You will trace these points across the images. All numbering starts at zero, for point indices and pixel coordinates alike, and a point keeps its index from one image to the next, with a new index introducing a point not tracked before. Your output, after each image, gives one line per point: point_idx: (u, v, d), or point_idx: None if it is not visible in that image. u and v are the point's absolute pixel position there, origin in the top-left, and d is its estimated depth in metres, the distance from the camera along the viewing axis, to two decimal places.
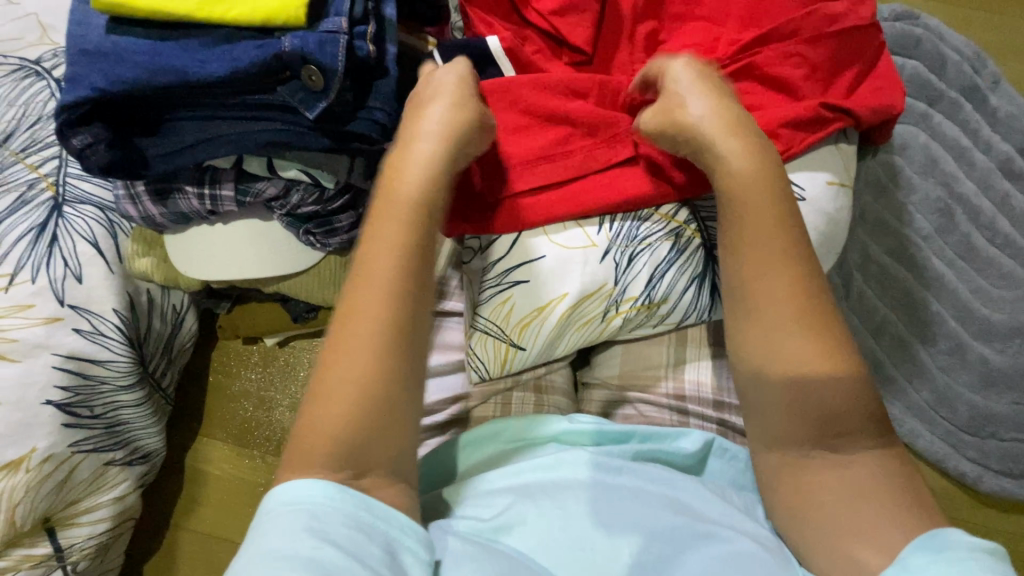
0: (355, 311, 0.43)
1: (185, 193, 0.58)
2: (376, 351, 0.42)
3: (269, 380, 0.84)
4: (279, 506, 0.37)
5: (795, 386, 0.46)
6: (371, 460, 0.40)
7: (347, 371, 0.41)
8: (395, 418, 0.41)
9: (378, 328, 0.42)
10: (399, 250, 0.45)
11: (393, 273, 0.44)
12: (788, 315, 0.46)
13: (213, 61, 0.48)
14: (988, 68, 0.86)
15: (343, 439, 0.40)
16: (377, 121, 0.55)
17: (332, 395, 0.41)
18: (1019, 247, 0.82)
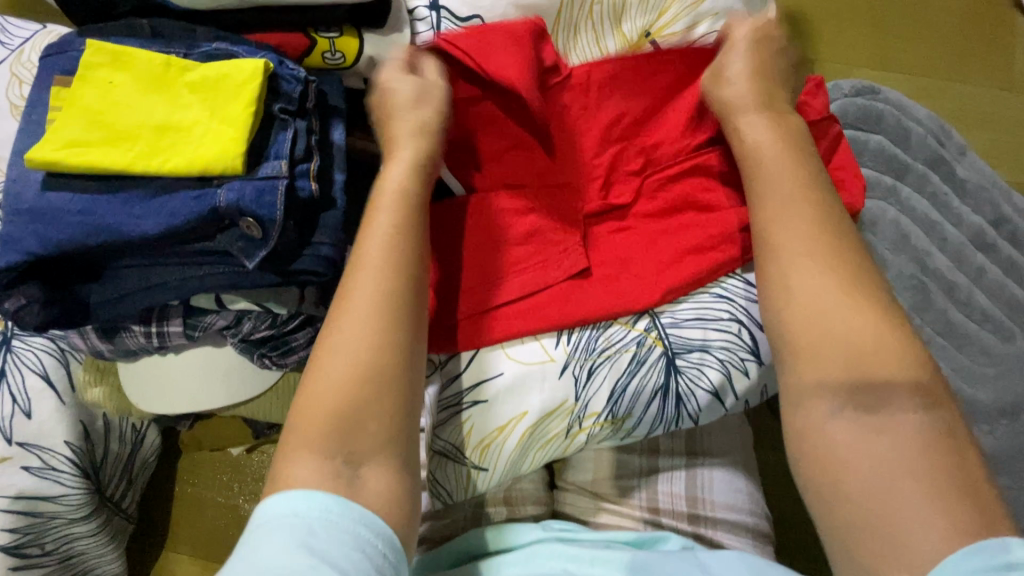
0: (349, 300, 0.48)
1: (131, 330, 0.57)
2: (372, 331, 0.47)
3: (235, 488, 0.81)
4: (277, 519, 0.39)
5: (826, 319, 0.45)
6: (364, 439, 0.44)
7: (342, 349, 0.46)
8: (387, 390, 0.45)
9: (372, 305, 0.48)
10: (388, 241, 0.51)
11: (384, 259, 0.50)
12: (824, 281, 0.46)
13: (149, 216, 0.48)
14: (953, 139, 0.86)
15: (339, 411, 0.44)
16: (324, 256, 0.54)
17: (326, 372, 0.45)
18: (998, 322, 0.81)
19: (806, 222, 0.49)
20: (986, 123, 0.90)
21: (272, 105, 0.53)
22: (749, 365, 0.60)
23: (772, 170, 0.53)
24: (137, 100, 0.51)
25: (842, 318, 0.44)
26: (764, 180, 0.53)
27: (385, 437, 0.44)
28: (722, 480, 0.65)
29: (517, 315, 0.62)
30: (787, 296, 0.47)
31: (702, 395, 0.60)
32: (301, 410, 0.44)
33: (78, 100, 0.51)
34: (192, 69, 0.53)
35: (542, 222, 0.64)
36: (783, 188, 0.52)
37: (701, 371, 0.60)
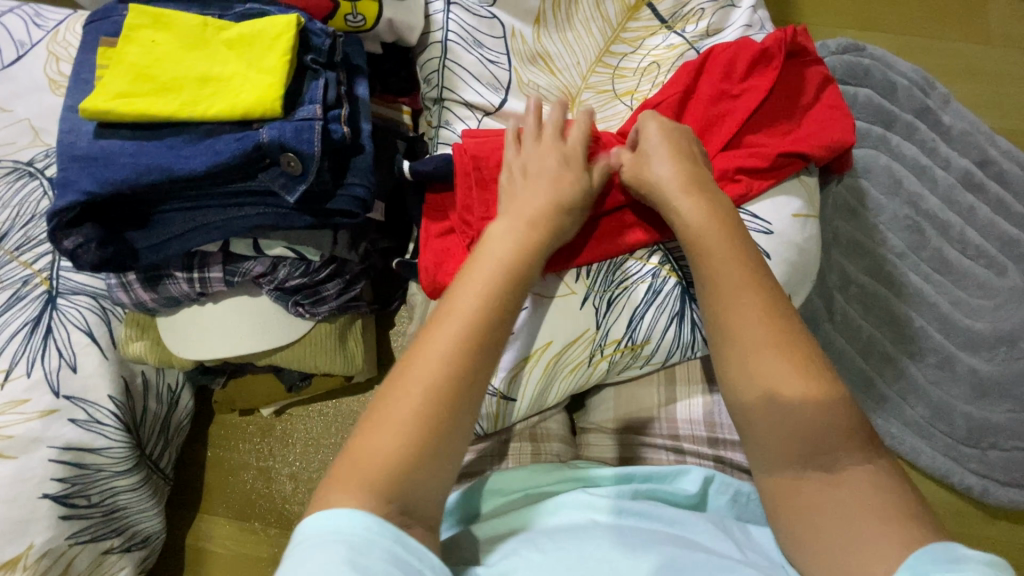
0: (422, 354, 0.45)
1: (175, 278, 0.60)
2: (452, 397, 0.44)
3: (267, 450, 0.84)
4: (320, 537, 0.37)
5: (769, 399, 0.47)
6: (420, 506, 0.42)
7: (409, 402, 0.43)
8: (449, 459, 0.43)
9: (460, 361, 0.45)
10: (490, 300, 0.48)
11: (483, 315, 0.47)
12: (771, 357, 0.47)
13: (196, 157, 0.51)
14: (937, 90, 0.91)
15: (396, 470, 0.41)
16: (357, 196, 0.58)
17: (385, 423, 0.42)
18: (991, 257, 0.84)
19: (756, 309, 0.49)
20: (968, 73, 0.94)
21: (304, 57, 0.57)
22: None
23: (714, 260, 0.52)
24: (180, 55, 0.55)
25: (787, 402, 0.47)
26: (709, 270, 0.52)
27: (437, 499, 0.43)
28: None
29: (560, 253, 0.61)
30: (746, 380, 0.48)
31: None
32: (357, 452, 0.41)
33: (124, 56, 0.54)
34: (229, 28, 0.57)
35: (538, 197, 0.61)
36: (726, 262, 0.52)
37: None
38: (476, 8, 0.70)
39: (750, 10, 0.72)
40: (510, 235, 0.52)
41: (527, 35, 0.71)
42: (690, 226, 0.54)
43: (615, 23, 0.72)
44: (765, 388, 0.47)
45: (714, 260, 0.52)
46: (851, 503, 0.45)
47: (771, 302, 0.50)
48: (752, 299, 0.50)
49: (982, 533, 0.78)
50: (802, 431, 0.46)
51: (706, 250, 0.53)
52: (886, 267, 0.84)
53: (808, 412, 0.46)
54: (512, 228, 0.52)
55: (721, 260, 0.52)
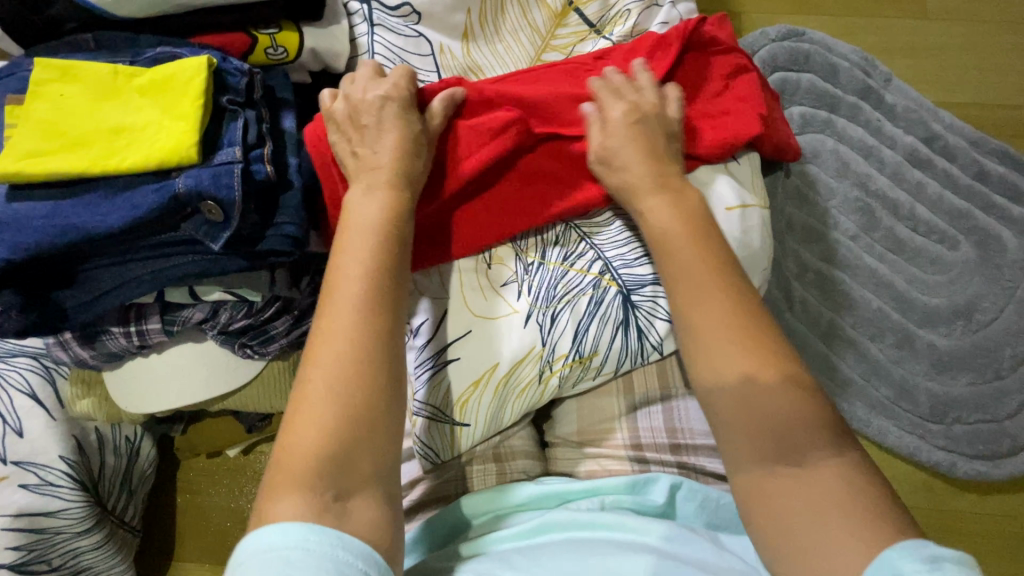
0: (318, 346, 0.45)
1: (112, 333, 0.59)
2: (352, 369, 0.44)
3: (238, 491, 0.82)
4: (255, 556, 0.36)
5: (739, 393, 0.46)
6: (356, 478, 0.42)
7: (321, 394, 0.43)
8: (370, 425, 0.43)
9: (348, 337, 0.45)
10: (362, 269, 0.48)
11: (359, 285, 0.47)
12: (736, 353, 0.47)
13: (113, 212, 0.50)
14: (878, 69, 0.91)
15: (322, 459, 0.41)
16: (288, 234, 0.56)
17: (304, 419, 0.42)
18: (943, 231, 0.85)
19: (722, 307, 0.49)
20: (907, 49, 0.95)
21: (221, 98, 0.55)
22: None
23: (679, 263, 0.52)
24: (90, 107, 0.54)
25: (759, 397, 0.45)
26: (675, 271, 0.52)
27: (372, 468, 0.43)
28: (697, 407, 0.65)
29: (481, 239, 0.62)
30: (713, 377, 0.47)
31: (662, 325, 0.60)
32: (279, 464, 0.41)
33: (31, 114, 0.53)
34: (140, 74, 0.55)
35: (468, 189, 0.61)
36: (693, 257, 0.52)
37: (656, 303, 0.60)
38: (400, 28, 0.68)
39: (670, 7, 0.72)
40: (378, 205, 0.52)
41: (456, 50, 0.70)
42: (658, 228, 0.55)
43: (544, 30, 0.71)
44: (732, 382, 0.46)
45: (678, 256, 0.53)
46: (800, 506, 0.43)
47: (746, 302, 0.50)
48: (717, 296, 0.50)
49: (953, 507, 0.79)
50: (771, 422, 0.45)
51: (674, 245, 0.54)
52: (840, 251, 0.85)
53: (774, 403, 0.45)
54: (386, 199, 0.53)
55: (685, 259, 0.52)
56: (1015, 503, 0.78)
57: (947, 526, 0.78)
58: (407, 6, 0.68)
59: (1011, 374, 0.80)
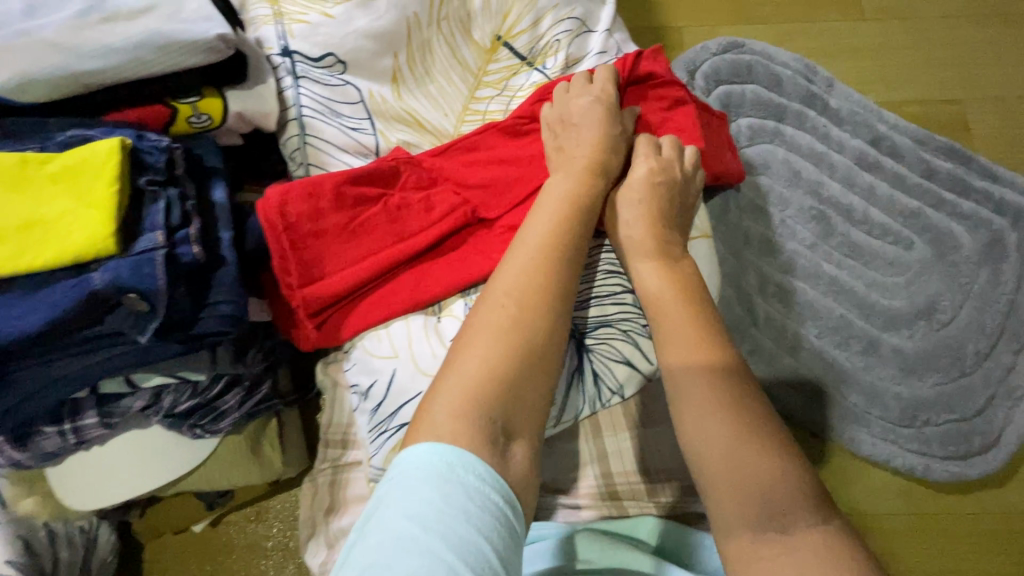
0: (500, 289, 0.49)
1: (45, 432, 0.56)
2: (531, 320, 0.48)
3: (206, 567, 0.79)
4: (420, 476, 0.39)
5: (729, 455, 0.44)
6: (518, 417, 0.44)
7: (489, 331, 0.47)
8: (537, 375, 0.46)
9: (529, 292, 0.49)
10: (555, 241, 0.53)
11: (546, 251, 0.52)
12: (715, 415, 0.46)
13: (29, 315, 0.47)
14: (820, 74, 0.92)
15: (489, 389, 0.44)
16: (224, 313, 0.54)
17: (470, 350, 0.46)
18: (897, 233, 0.85)
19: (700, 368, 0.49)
20: (848, 52, 0.95)
21: (137, 179, 0.53)
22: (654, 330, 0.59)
23: (664, 320, 0.53)
24: None
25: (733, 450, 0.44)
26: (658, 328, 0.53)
27: (533, 415, 0.45)
28: (664, 443, 0.65)
29: (414, 282, 0.60)
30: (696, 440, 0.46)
31: (619, 369, 0.58)
32: (453, 373, 0.45)
33: None
34: (51, 159, 0.53)
35: (393, 234, 0.61)
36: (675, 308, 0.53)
37: (610, 345, 0.58)
38: (326, 78, 0.66)
39: (605, 35, 0.70)
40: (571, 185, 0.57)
41: (386, 96, 0.67)
42: (649, 291, 0.55)
43: (475, 68, 0.69)
44: (721, 446, 0.45)
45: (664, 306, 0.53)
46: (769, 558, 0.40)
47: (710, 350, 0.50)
48: (690, 346, 0.50)
49: (931, 510, 0.79)
50: (753, 477, 0.43)
51: (660, 299, 0.54)
52: (799, 261, 0.85)
53: (754, 463, 0.43)
54: (571, 180, 0.58)
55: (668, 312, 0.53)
56: (990, 500, 0.78)
57: (926, 529, 0.78)
58: (331, 56, 0.66)
59: (975, 371, 0.80)
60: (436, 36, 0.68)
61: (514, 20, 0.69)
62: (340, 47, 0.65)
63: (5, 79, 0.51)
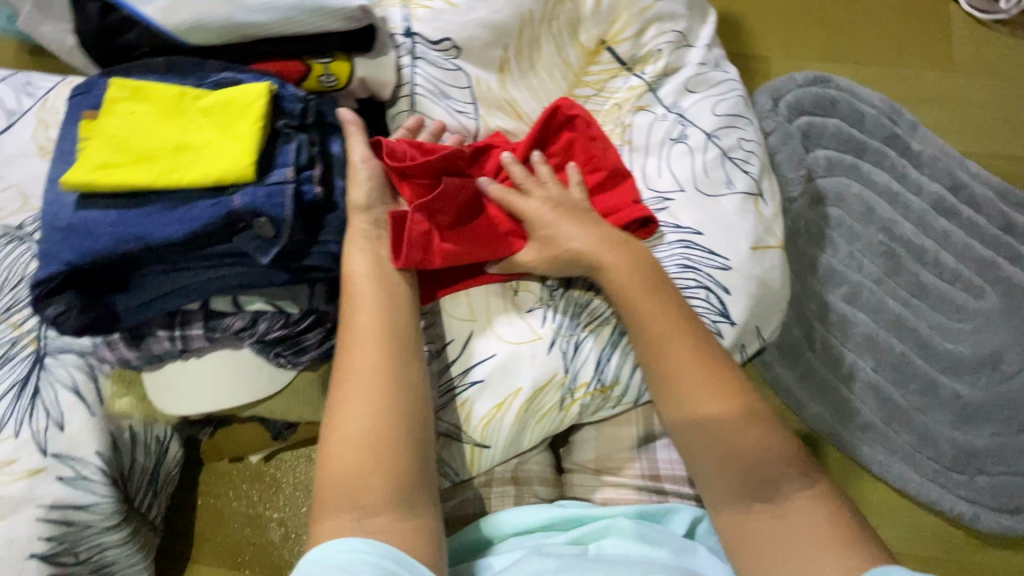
0: (347, 377, 0.51)
1: (157, 336, 0.62)
2: (375, 409, 0.50)
3: (256, 497, 0.84)
4: (319, 563, 0.43)
5: (718, 432, 0.52)
6: (376, 496, 0.47)
7: (348, 441, 0.48)
8: (392, 458, 0.49)
9: (367, 378, 0.51)
10: (361, 326, 0.53)
11: (365, 335, 0.53)
12: (706, 408, 0.52)
13: (173, 224, 0.54)
14: (904, 117, 0.93)
15: (353, 481, 0.47)
16: (331, 252, 0.60)
17: (334, 452, 0.49)
18: (968, 280, 0.85)
19: (686, 354, 0.54)
20: (936, 98, 0.96)
21: (276, 122, 0.59)
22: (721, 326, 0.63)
23: (645, 309, 0.56)
24: (156, 124, 0.57)
25: (730, 430, 0.51)
26: (636, 310, 0.56)
27: (391, 493, 0.47)
28: None
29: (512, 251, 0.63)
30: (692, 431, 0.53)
31: None
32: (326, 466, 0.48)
33: (104, 129, 0.57)
34: (204, 96, 0.59)
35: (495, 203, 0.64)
36: (657, 305, 0.56)
37: None
38: (441, 61, 0.71)
39: (706, 49, 0.75)
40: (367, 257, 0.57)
41: (492, 83, 0.72)
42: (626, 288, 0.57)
43: (577, 67, 0.73)
44: (711, 430, 0.52)
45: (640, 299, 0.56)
46: (769, 523, 0.49)
47: (683, 343, 0.54)
48: (692, 348, 0.54)
49: (976, 562, 0.78)
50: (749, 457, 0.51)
51: (638, 292, 0.56)
52: (864, 294, 0.85)
53: (742, 436, 0.51)
54: (370, 255, 0.57)
55: (653, 311, 0.56)
56: None
57: None
58: (447, 41, 0.70)
59: None
60: (546, 34, 0.72)
61: (621, 27, 0.73)
62: (458, 33, 0.70)
63: (181, 20, 0.60)
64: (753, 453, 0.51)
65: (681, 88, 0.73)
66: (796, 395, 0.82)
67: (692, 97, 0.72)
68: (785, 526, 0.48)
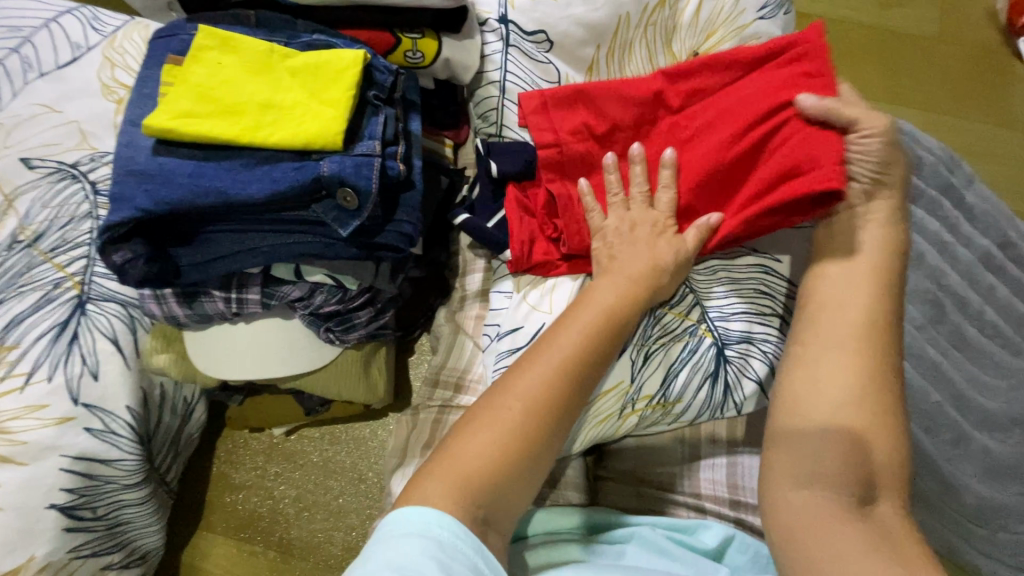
0: (528, 380, 0.48)
1: (212, 296, 0.60)
2: (542, 432, 0.47)
3: (271, 471, 0.82)
4: (410, 528, 0.40)
5: (835, 407, 0.48)
6: (498, 511, 0.45)
7: (502, 424, 0.46)
8: (521, 489, 0.46)
9: (550, 396, 0.48)
10: (582, 345, 0.51)
11: (578, 353, 0.50)
12: (847, 370, 0.49)
13: (252, 183, 0.52)
14: (962, 168, 0.92)
15: (489, 483, 0.44)
16: (405, 233, 0.58)
17: (478, 445, 0.45)
18: (1007, 337, 0.86)
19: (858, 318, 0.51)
20: (989, 154, 0.97)
21: (366, 93, 0.58)
22: None
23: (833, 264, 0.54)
24: (243, 78, 0.55)
25: (842, 416, 0.47)
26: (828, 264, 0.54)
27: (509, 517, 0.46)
28: None
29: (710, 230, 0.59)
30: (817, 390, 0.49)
31: (749, 386, 0.61)
32: (460, 451, 0.45)
33: (188, 76, 0.54)
34: (294, 56, 0.57)
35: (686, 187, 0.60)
36: (844, 302, 0.52)
37: (747, 360, 0.61)
38: (534, 53, 0.70)
39: None
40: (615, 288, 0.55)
41: (579, 83, 0.72)
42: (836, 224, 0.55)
43: None
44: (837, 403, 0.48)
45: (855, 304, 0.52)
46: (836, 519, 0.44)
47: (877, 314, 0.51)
48: (851, 321, 0.51)
49: None
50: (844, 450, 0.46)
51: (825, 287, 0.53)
52: (907, 338, 0.85)
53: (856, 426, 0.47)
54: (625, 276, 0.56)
55: (835, 297, 0.52)
56: None
57: None
58: (542, 34, 0.70)
59: None
60: (640, 39, 0.72)
61: (716, 41, 0.73)
62: (552, 27, 0.70)
63: None
64: (860, 466, 0.46)
65: None
66: None
67: None
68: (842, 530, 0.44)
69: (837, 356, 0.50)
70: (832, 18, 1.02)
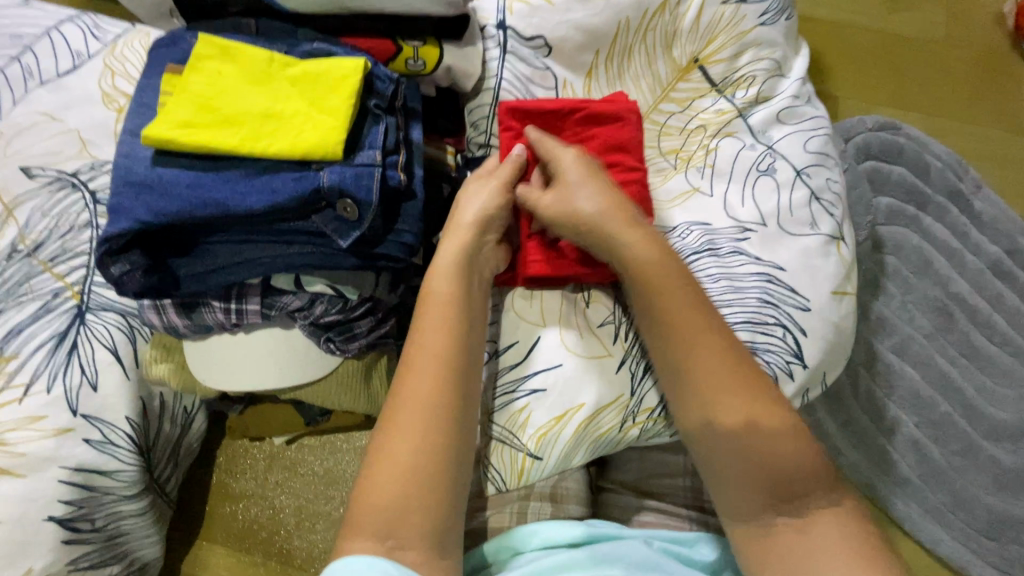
0: (409, 399, 0.48)
1: (211, 307, 0.59)
2: (431, 447, 0.47)
3: (272, 482, 0.82)
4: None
5: (749, 415, 0.48)
6: (419, 532, 0.44)
7: (400, 455, 0.46)
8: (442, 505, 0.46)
9: (426, 407, 0.48)
10: (442, 346, 0.50)
11: (435, 358, 0.50)
12: (739, 370, 0.49)
13: (252, 195, 0.51)
14: (970, 174, 0.90)
15: (397, 515, 0.44)
16: (405, 242, 0.57)
17: (380, 481, 0.45)
18: (1018, 345, 0.84)
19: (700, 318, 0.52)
20: (997, 159, 0.96)
21: (367, 102, 0.57)
22: (794, 368, 0.62)
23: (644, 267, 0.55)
24: (242, 87, 0.55)
25: (756, 424, 0.48)
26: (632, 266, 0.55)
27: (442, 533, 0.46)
28: None
29: None
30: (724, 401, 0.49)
31: None
32: (367, 491, 0.45)
33: (188, 85, 0.54)
34: (293, 64, 0.56)
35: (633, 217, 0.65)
36: (687, 311, 0.52)
37: None
38: (531, 58, 0.70)
39: (799, 82, 0.73)
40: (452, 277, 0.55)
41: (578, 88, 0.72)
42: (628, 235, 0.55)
43: (665, 82, 0.73)
44: (749, 411, 0.48)
45: (670, 302, 0.53)
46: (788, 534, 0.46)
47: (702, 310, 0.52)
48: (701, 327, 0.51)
49: None
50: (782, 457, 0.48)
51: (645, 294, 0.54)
52: (914, 347, 0.84)
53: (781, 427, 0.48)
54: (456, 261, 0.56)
55: (669, 301, 0.53)
56: None
57: None
58: (540, 39, 0.69)
59: None
60: (640, 44, 0.72)
61: (716, 47, 0.72)
62: (553, 33, 0.69)
63: None
64: (788, 458, 0.47)
65: (772, 117, 0.72)
66: (835, 441, 0.84)
67: (784, 129, 0.71)
68: (795, 532, 0.45)
69: (712, 362, 0.50)
70: (836, 22, 1.01)
